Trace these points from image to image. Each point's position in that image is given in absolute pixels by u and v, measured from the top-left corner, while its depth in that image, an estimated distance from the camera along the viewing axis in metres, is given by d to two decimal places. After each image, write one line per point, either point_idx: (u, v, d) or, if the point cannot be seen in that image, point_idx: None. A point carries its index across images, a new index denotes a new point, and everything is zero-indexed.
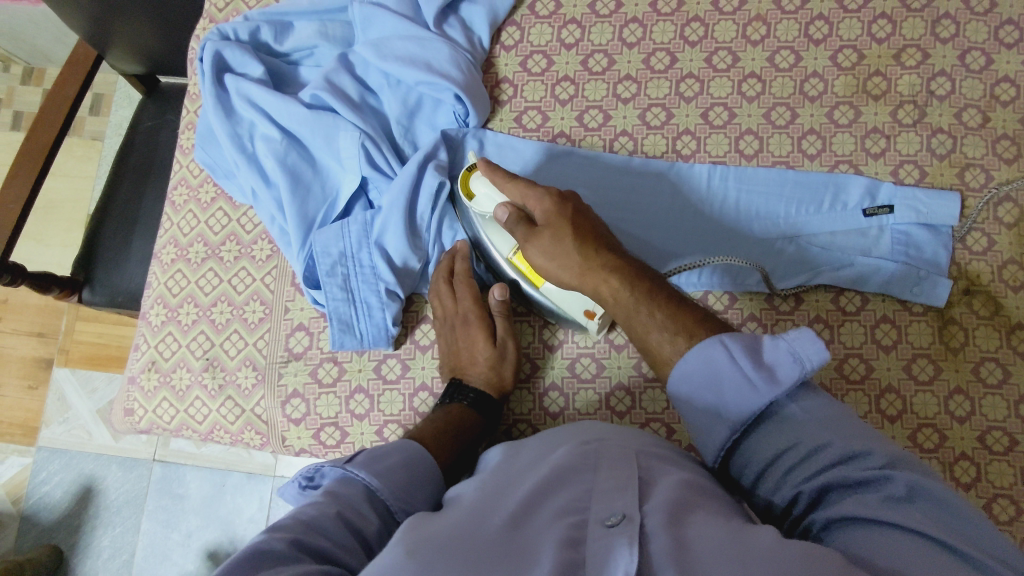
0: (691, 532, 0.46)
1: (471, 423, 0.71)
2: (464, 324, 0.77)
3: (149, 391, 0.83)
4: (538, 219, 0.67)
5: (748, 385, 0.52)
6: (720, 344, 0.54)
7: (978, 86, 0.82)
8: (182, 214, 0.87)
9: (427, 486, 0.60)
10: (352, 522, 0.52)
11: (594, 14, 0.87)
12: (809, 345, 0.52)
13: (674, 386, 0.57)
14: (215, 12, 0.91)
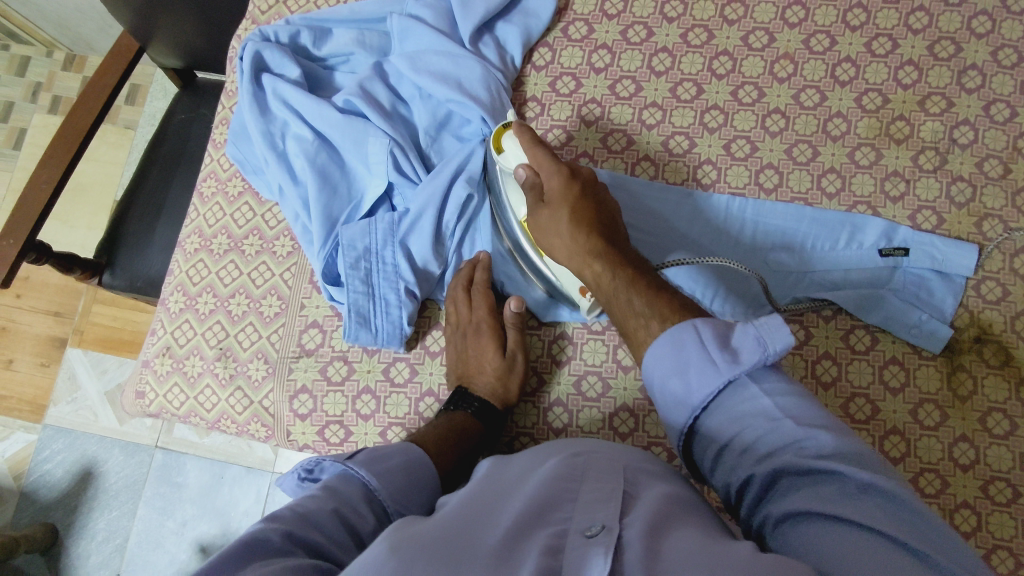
0: (668, 546, 0.46)
1: (474, 432, 0.71)
2: (476, 333, 0.78)
3: (161, 374, 0.84)
4: (547, 194, 0.71)
5: (712, 367, 0.53)
6: (693, 327, 0.55)
7: (1001, 138, 0.82)
8: (208, 205, 0.89)
9: (425, 492, 0.61)
10: (348, 518, 0.52)
11: (625, 41, 0.89)
12: (775, 331, 0.53)
13: (647, 370, 0.58)
14: (258, 14, 0.94)
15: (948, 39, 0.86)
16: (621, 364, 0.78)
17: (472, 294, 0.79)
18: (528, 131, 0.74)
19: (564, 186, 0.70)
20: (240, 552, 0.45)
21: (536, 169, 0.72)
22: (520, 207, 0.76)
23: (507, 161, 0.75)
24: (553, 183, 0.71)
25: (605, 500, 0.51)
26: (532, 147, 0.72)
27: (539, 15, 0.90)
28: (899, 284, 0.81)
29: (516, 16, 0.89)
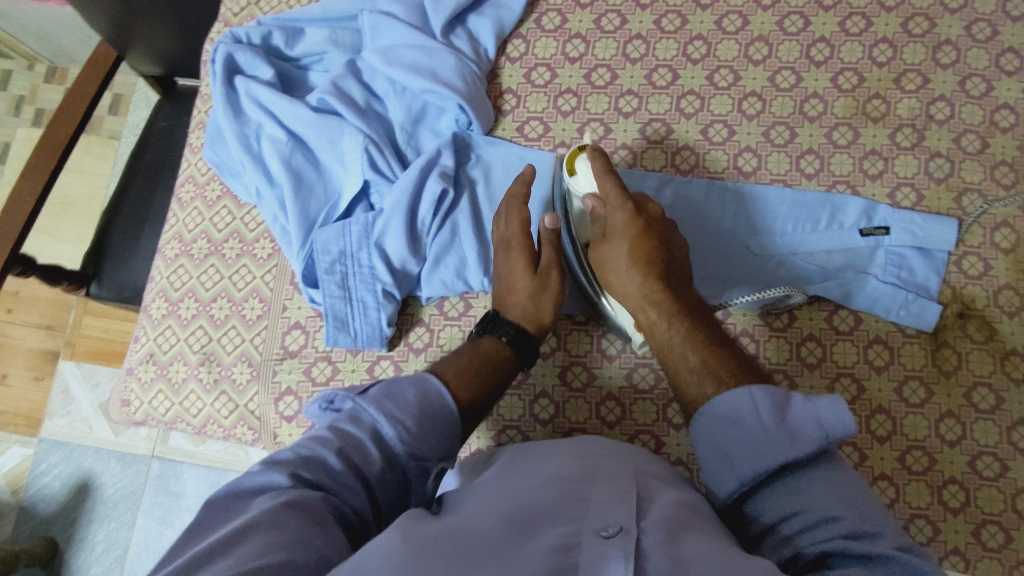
0: (685, 550, 0.46)
1: (499, 363, 0.69)
2: (506, 249, 0.77)
3: (145, 382, 0.84)
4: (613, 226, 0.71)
5: (769, 438, 0.53)
6: (748, 395, 0.56)
7: (978, 112, 0.82)
8: (188, 211, 0.89)
9: (441, 423, 0.60)
10: (352, 457, 0.55)
11: (599, 30, 0.89)
12: (838, 417, 0.52)
13: (699, 425, 0.58)
14: (230, 16, 0.94)
15: (922, 16, 0.85)
16: (607, 353, 0.79)
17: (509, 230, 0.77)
18: (604, 156, 0.74)
19: (629, 221, 0.71)
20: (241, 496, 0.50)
21: (605, 200, 0.72)
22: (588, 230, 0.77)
23: (581, 186, 0.76)
24: (620, 216, 0.71)
25: (619, 501, 0.51)
26: (607, 176, 0.72)
27: (511, 6, 0.89)
28: (881, 265, 0.80)
29: (488, 8, 0.89)
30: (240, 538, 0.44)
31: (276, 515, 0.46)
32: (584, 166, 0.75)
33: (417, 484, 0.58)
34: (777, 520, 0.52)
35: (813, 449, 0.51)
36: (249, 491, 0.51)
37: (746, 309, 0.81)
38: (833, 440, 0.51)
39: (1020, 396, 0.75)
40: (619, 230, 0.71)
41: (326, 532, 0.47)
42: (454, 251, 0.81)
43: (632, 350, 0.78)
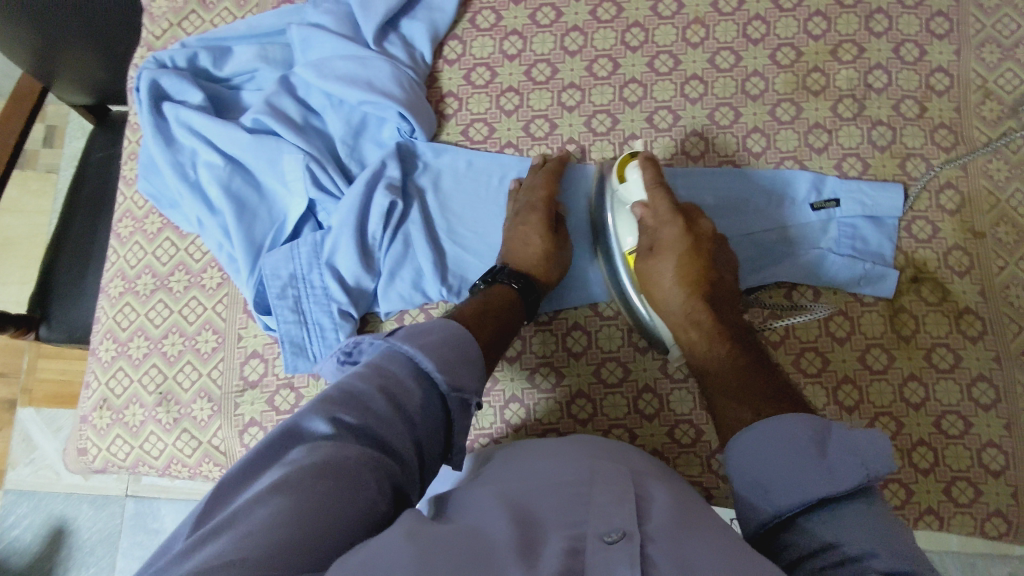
0: (691, 552, 0.45)
1: (512, 306, 0.70)
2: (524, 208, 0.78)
3: (101, 429, 0.81)
4: (661, 243, 0.74)
5: (805, 468, 0.52)
6: (790, 421, 0.56)
7: (914, 77, 0.83)
8: (128, 246, 0.85)
9: (473, 361, 0.59)
10: (394, 396, 0.53)
11: (535, 24, 0.87)
12: (879, 458, 0.50)
13: (737, 446, 0.58)
14: (152, 40, 0.90)
15: None
16: (573, 352, 0.80)
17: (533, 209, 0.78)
18: (658, 168, 0.75)
19: (680, 236, 0.73)
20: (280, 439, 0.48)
21: (656, 214, 0.74)
22: (627, 239, 0.78)
23: (630, 193, 0.77)
24: (670, 231, 0.73)
25: (619, 502, 0.49)
26: (662, 189, 0.74)
27: (443, 8, 0.87)
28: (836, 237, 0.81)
29: (421, 12, 0.87)
30: (265, 503, 0.42)
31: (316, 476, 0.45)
32: (635, 174, 0.76)
33: (460, 420, 0.56)
34: (809, 552, 0.49)
35: (850, 484, 0.49)
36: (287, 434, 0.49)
37: None
38: (873, 477, 0.49)
39: (977, 353, 0.76)
40: (668, 245, 0.73)
41: (356, 502, 0.45)
42: (409, 263, 0.79)
43: (597, 346, 0.80)
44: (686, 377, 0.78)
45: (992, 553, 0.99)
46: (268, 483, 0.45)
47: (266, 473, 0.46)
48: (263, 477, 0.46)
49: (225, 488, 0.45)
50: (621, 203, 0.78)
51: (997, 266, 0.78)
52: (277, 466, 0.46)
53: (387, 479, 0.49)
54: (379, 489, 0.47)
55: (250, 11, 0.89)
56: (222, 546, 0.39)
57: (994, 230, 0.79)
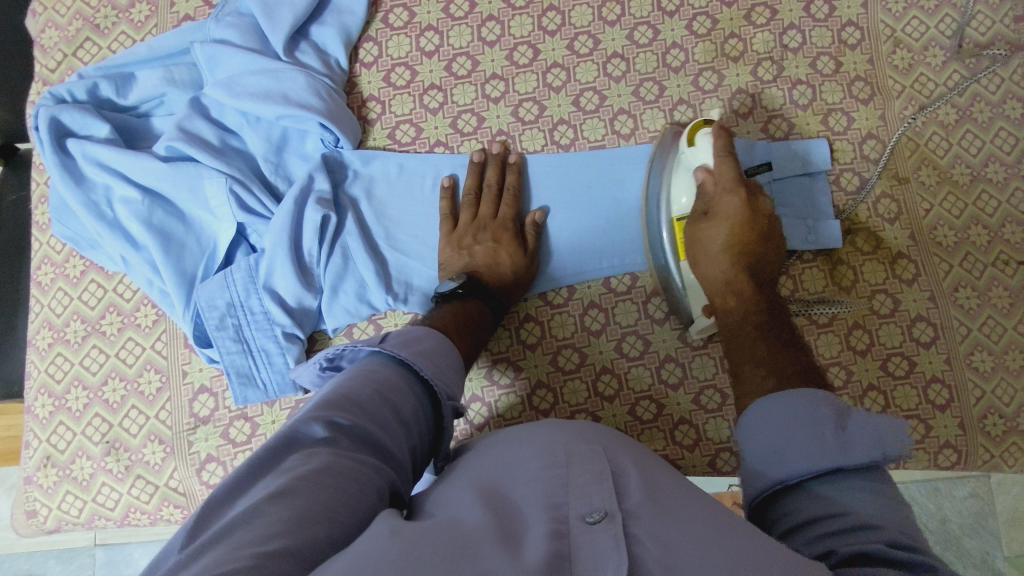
0: (674, 529, 0.44)
1: (480, 322, 0.72)
2: (494, 223, 0.79)
3: (48, 488, 0.77)
4: (717, 213, 0.71)
5: (820, 438, 0.51)
6: (811, 397, 0.54)
7: (826, 34, 0.85)
8: (51, 294, 0.81)
9: (458, 371, 0.64)
10: (390, 400, 0.55)
11: (449, 18, 0.86)
12: (895, 437, 0.49)
13: (757, 411, 0.57)
14: (48, 74, 0.85)
15: None
16: (528, 344, 0.80)
17: (498, 212, 0.80)
18: (730, 138, 0.72)
19: (740, 207, 0.70)
20: (279, 444, 0.47)
21: (719, 180, 0.71)
22: (682, 199, 0.75)
23: (696, 159, 0.74)
24: (731, 202, 0.70)
25: (598, 481, 0.48)
26: (732, 158, 0.70)
27: (353, 10, 0.85)
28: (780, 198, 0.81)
29: (330, 16, 0.84)
30: (262, 510, 0.41)
31: (317, 483, 0.44)
32: (705, 141, 0.73)
33: (450, 425, 0.60)
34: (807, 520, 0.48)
35: (865, 459, 0.49)
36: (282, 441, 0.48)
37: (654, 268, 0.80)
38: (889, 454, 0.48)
39: (914, 295, 0.79)
40: (725, 213, 0.70)
41: (355, 505, 0.44)
42: (350, 276, 0.77)
43: (551, 335, 0.80)
44: (642, 354, 0.78)
45: (952, 477, 1.04)
46: (263, 490, 0.43)
47: (258, 482, 0.45)
48: (255, 486, 0.44)
49: (213, 501, 0.43)
50: (685, 168, 0.76)
51: (923, 209, 0.81)
52: (273, 473, 0.45)
53: (384, 482, 0.48)
54: (377, 492, 0.47)
55: (149, 33, 0.84)
56: (216, 555, 0.37)
57: (917, 174, 0.82)
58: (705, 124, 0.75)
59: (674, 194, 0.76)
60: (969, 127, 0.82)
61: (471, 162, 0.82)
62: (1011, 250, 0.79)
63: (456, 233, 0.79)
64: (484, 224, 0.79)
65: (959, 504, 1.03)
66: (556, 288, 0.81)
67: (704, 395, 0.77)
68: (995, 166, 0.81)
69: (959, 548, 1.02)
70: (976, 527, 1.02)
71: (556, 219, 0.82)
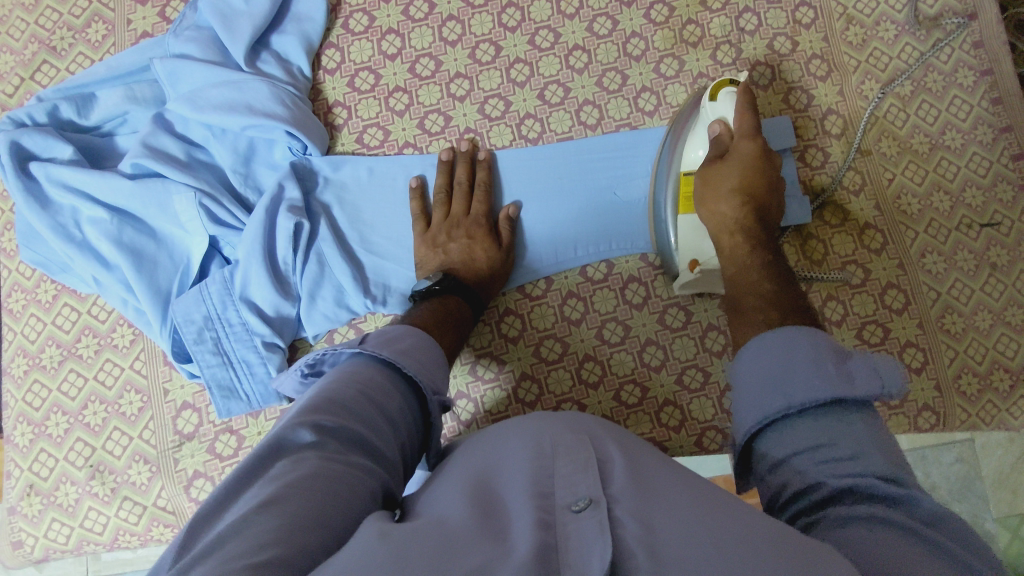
0: (659, 511, 0.45)
1: (460, 317, 0.72)
2: (468, 220, 0.79)
3: (34, 516, 0.76)
4: (732, 154, 0.70)
5: (819, 372, 0.49)
6: (811, 333, 0.52)
7: (781, 15, 0.86)
8: (24, 320, 0.80)
9: (442, 366, 0.64)
10: (374, 399, 0.54)
11: (409, 20, 0.86)
12: (893, 376, 0.48)
13: (757, 342, 0.55)
14: (6, 99, 0.85)
15: None
16: (509, 337, 0.80)
17: (471, 209, 0.80)
18: (753, 98, 0.71)
19: (754, 150, 0.69)
20: (266, 452, 0.47)
21: (736, 130, 0.71)
22: (693, 153, 0.75)
23: (714, 113, 0.73)
24: (747, 145, 0.70)
25: (584, 470, 0.48)
26: (753, 115, 0.70)
27: (312, 18, 0.85)
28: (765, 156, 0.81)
29: (289, 25, 0.84)
30: (251, 521, 0.40)
31: (304, 490, 0.43)
32: (728, 97, 0.72)
33: (438, 419, 0.60)
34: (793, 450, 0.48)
35: (863, 394, 0.47)
36: (268, 451, 0.47)
37: (629, 253, 0.80)
38: (888, 391, 0.47)
39: (883, 263, 0.81)
40: (741, 155, 0.69)
41: (345, 508, 0.44)
42: (327, 281, 0.77)
43: (532, 327, 0.80)
44: (623, 340, 0.79)
45: (937, 442, 1.06)
46: (252, 501, 0.42)
47: (245, 494, 0.44)
48: (242, 499, 0.43)
49: (202, 516, 0.42)
50: (704, 123, 0.75)
51: (887, 179, 0.83)
52: (262, 482, 0.44)
53: (377, 484, 0.48)
54: (371, 496, 0.47)
55: (107, 52, 0.84)
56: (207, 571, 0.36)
57: (878, 146, 0.84)
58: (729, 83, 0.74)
59: (688, 146, 0.75)
60: (925, 97, 0.84)
61: (440, 161, 0.82)
62: (973, 214, 0.81)
63: (430, 232, 0.79)
64: (457, 221, 0.79)
65: (945, 468, 1.05)
66: (533, 280, 0.81)
67: (686, 375, 0.78)
68: (952, 133, 0.83)
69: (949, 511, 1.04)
70: (962, 489, 1.04)
71: (529, 212, 0.82)
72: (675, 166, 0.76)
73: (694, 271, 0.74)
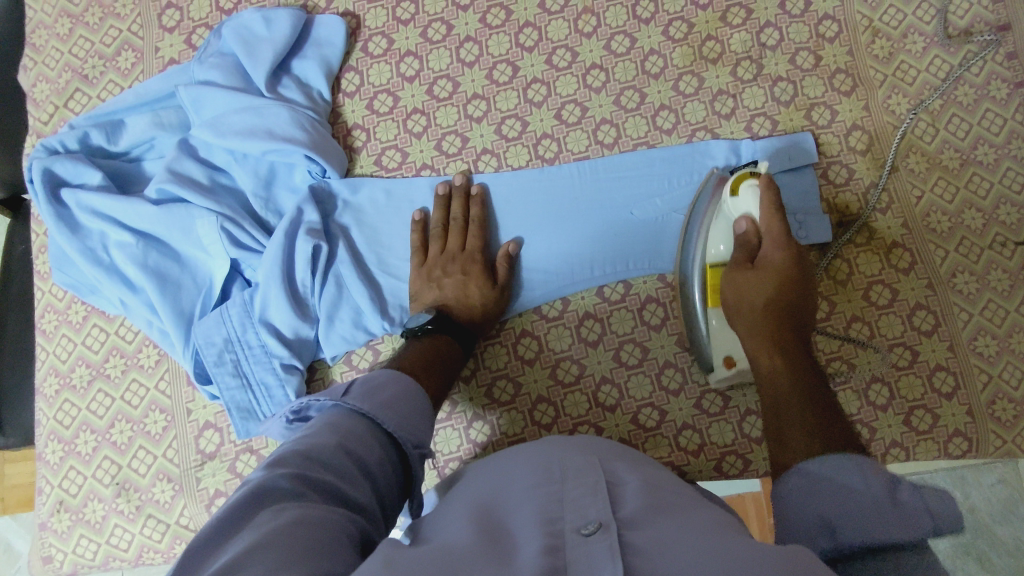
0: (667, 537, 0.43)
1: (451, 357, 0.73)
2: (466, 258, 0.79)
3: (63, 532, 0.78)
4: (762, 262, 0.68)
5: (867, 506, 0.46)
6: (858, 467, 0.49)
7: (804, 29, 0.84)
8: (55, 341, 0.82)
9: (426, 416, 0.64)
10: (355, 451, 0.54)
11: (427, 42, 0.87)
12: (949, 512, 0.44)
13: (798, 480, 0.51)
14: (41, 126, 0.88)
15: None
16: (525, 359, 0.80)
17: (466, 244, 0.80)
18: (778, 193, 0.68)
19: (784, 257, 0.67)
20: (250, 499, 0.45)
21: (766, 232, 0.68)
22: (715, 245, 0.72)
23: (737, 209, 0.71)
24: (778, 253, 0.68)
25: (592, 494, 0.48)
26: (779, 214, 0.68)
27: (332, 42, 0.86)
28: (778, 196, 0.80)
29: (310, 50, 0.86)
30: (241, 565, 0.38)
31: (292, 532, 0.42)
32: (750, 192, 0.69)
33: (419, 470, 0.60)
34: None
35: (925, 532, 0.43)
36: (253, 501, 0.45)
37: (647, 275, 0.79)
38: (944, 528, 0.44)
39: (911, 284, 0.78)
40: (772, 264, 0.67)
41: (339, 550, 0.43)
42: (345, 304, 0.78)
43: (548, 348, 0.80)
44: (641, 362, 0.78)
45: (977, 463, 1.01)
46: (240, 545, 0.41)
47: (231, 540, 0.42)
48: (229, 545, 0.42)
49: (190, 561, 0.41)
50: (726, 217, 0.72)
51: (915, 196, 0.80)
52: (246, 530, 0.43)
53: (356, 529, 0.47)
54: (349, 536, 0.45)
55: (136, 80, 0.86)
56: None
57: (906, 162, 0.81)
58: (751, 173, 0.71)
59: (710, 240, 0.73)
60: (955, 111, 0.81)
61: (436, 195, 0.82)
62: (1007, 232, 0.78)
63: (427, 265, 0.79)
64: (453, 255, 0.79)
65: (986, 491, 1.01)
66: (549, 301, 0.81)
67: (706, 399, 0.76)
68: (984, 149, 0.80)
69: (991, 536, 1.00)
70: (1006, 515, 0.99)
71: (545, 232, 0.81)
72: (695, 261, 0.74)
73: (730, 368, 0.72)
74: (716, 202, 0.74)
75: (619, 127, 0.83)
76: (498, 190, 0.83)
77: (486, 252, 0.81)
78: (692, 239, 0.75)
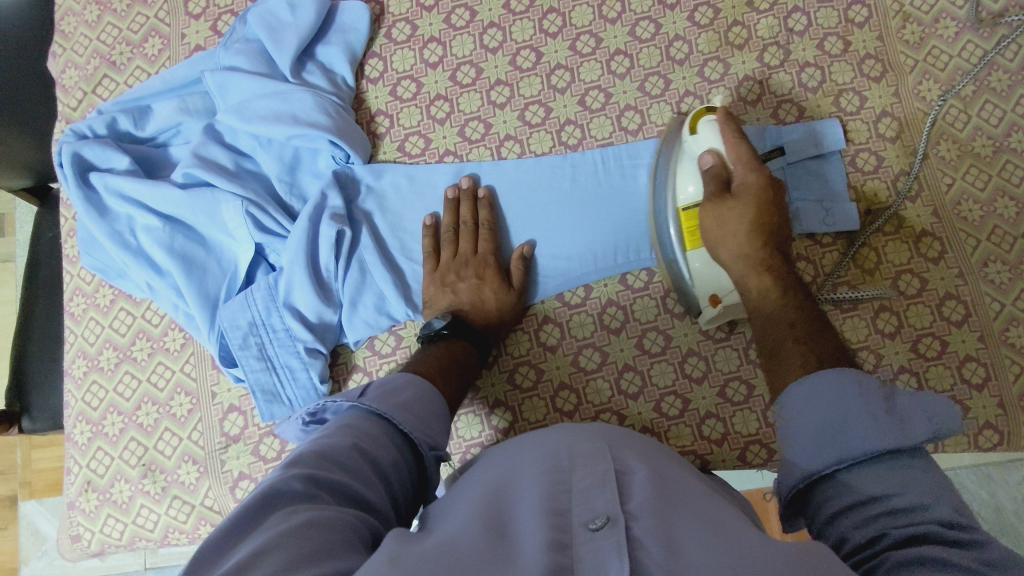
0: (676, 533, 0.42)
1: (464, 359, 0.73)
2: (480, 262, 0.79)
3: (91, 512, 0.79)
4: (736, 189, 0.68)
5: (870, 418, 0.48)
6: (855, 382, 0.51)
7: (833, 14, 0.83)
8: (84, 324, 0.84)
9: (442, 420, 0.64)
10: (369, 452, 0.53)
11: (451, 28, 0.87)
12: (945, 413, 0.48)
13: (798, 398, 0.54)
14: (69, 112, 0.89)
15: None
16: (548, 346, 0.80)
17: (478, 247, 0.80)
18: (734, 123, 0.70)
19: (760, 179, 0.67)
20: (261, 502, 0.45)
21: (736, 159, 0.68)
22: (686, 187, 0.72)
23: (699, 146, 0.71)
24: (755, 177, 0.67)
25: (601, 485, 0.47)
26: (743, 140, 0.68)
27: (356, 28, 0.86)
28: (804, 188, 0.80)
29: (334, 36, 0.86)
30: (251, 567, 0.38)
31: (303, 535, 0.41)
32: (711, 129, 0.70)
33: (433, 472, 0.60)
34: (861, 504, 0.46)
35: (917, 441, 0.46)
36: (264, 503, 0.45)
37: None
38: (941, 431, 0.47)
39: (942, 273, 0.77)
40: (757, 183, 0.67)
41: (350, 552, 0.42)
42: (369, 288, 0.78)
43: (571, 336, 0.80)
44: (664, 350, 0.77)
45: (1003, 461, 0.99)
46: (250, 547, 0.40)
47: (241, 543, 0.41)
48: (239, 547, 0.41)
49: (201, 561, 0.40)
50: (689, 157, 0.73)
51: (945, 184, 0.79)
52: (256, 532, 0.42)
53: (369, 531, 0.46)
54: (362, 540, 0.44)
55: (163, 66, 0.87)
56: None
57: (937, 150, 0.80)
58: (706, 111, 0.72)
59: (680, 183, 0.72)
60: (988, 98, 0.79)
61: (446, 198, 0.82)
62: None
63: (440, 271, 0.79)
64: (466, 259, 0.79)
65: (1012, 489, 0.99)
66: (573, 287, 0.80)
67: (729, 387, 0.76)
68: (1018, 135, 0.78)
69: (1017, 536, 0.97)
70: None
71: (568, 219, 0.81)
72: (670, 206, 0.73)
73: (716, 307, 0.72)
74: (677, 144, 0.75)
75: (643, 114, 0.83)
76: (521, 176, 0.83)
77: (499, 256, 0.80)
78: (662, 185, 0.75)
